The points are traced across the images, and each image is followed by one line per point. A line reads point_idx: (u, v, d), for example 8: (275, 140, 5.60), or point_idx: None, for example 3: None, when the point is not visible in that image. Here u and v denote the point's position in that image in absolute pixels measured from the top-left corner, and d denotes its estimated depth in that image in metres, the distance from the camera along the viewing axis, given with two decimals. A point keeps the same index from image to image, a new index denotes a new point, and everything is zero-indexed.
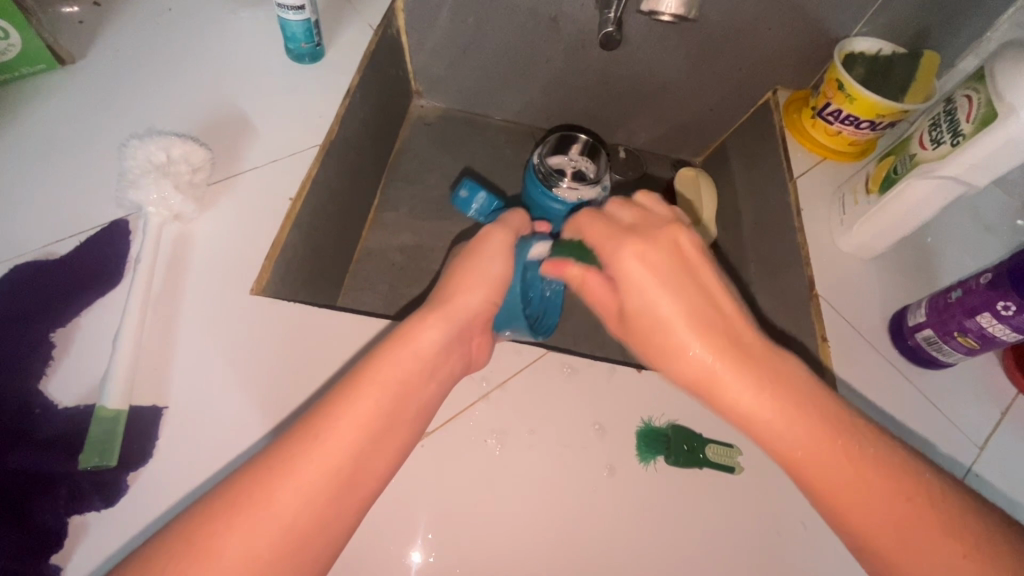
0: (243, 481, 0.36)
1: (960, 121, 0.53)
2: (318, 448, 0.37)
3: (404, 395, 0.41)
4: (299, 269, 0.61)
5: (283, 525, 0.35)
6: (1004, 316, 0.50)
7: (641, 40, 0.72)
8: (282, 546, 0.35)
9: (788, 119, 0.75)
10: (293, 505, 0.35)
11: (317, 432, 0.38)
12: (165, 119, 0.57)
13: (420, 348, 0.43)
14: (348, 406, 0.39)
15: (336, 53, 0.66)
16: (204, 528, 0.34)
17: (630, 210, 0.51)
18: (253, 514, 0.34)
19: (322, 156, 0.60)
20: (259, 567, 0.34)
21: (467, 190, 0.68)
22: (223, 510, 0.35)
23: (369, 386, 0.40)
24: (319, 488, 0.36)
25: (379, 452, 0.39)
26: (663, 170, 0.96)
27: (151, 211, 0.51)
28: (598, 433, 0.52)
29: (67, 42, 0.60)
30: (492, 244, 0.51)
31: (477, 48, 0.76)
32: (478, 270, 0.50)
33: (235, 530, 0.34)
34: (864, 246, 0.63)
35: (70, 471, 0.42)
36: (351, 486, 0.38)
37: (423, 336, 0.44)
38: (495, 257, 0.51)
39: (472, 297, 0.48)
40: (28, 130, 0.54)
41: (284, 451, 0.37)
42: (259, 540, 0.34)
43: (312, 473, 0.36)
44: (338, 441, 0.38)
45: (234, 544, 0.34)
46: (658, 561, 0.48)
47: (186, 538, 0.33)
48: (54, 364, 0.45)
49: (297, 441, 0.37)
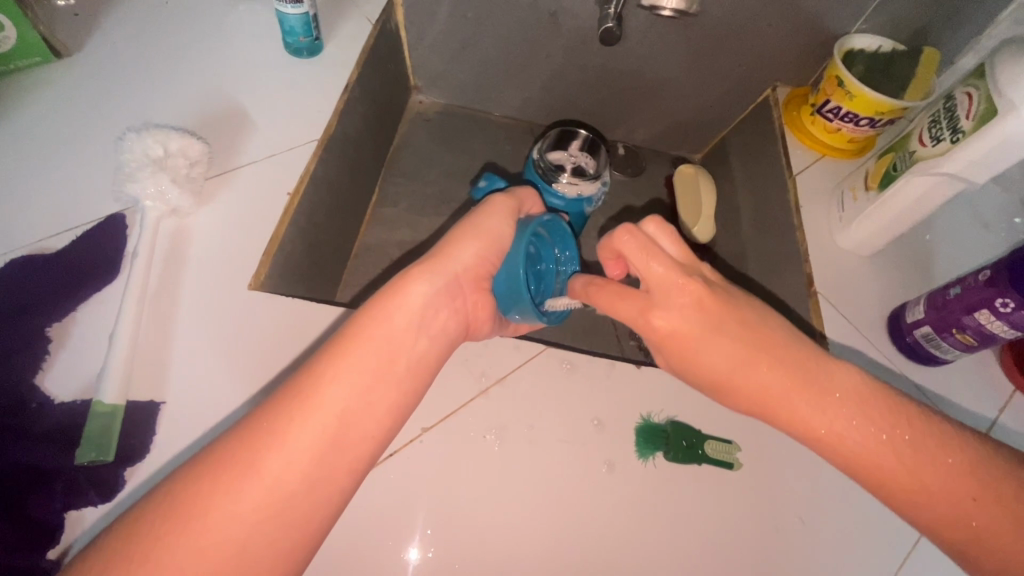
0: (234, 440, 0.35)
1: (961, 118, 0.53)
2: (306, 408, 0.37)
3: (393, 354, 0.40)
4: (297, 265, 0.61)
5: (272, 483, 0.35)
6: (1002, 313, 0.50)
7: (641, 36, 0.72)
8: (270, 502, 0.34)
9: (787, 116, 0.75)
10: (277, 464, 0.35)
11: (307, 390, 0.37)
12: (161, 112, 0.57)
13: (408, 304, 0.42)
14: (339, 363, 0.38)
15: (333, 48, 0.65)
16: (191, 492, 0.34)
17: (646, 256, 0.40)
18: (242, 473, 0.34)
19: (320, 150, 0.60)
20: (250, 529, 0.34)
21: (485, 181, 0.67)
22: (209, 477, 0.34)
23: (358, 345, 0.39)
24: (308, 445, 0.36)
25: (373, 410, 0.39)
26: (663, 166, 0.96)
27: (148, 205, 0.50)
28: (598, 429, 0.52)
29: (63, 35, 0.59)
30: (497, 200, 0.48)
31: (476, 43, 0.76)
32: (474, 226, 0.46)
33: (224, 495, 0.34)
34: (862, 244, 0.63)
35: (67, 467, 0.42)
36: (342, 448, 0.37)
37: (411, 290, 0.42)
38: (496, 213, 0.47)
39: (466, 253, 0.45)
40: (24, 123, 0.54)
41: (267, 414, 0.36)
42: (248, 499, 0.34)
43: (299, 434, 0.36)
44: (328, 398, 0.37)
45: (219, 505, 0.34)
46: (655, 556, 0.48)
47: (176, 512, 0.33)
48: (50, 359, 0.45)
49: (282, 405, 0.37)
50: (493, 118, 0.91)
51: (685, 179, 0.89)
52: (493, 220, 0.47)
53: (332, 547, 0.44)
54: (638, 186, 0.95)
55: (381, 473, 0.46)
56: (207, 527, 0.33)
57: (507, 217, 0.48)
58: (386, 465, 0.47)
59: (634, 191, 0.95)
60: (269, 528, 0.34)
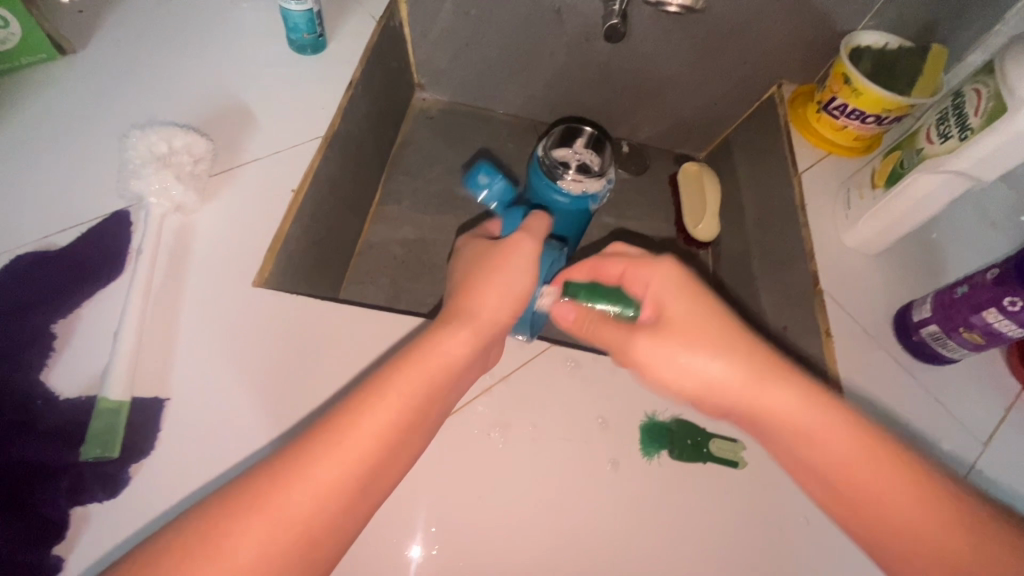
0: (260, 480, 0.36)
1: (969, 115, 0.52)
2: (338, 458, 0.37)
3: (423, 410, 0.41)
4: (300, 263, 0.61)
5: (299, 525, 0.35)
6: (1010, 311, 0.49)
7: (646, 33, 0.72)
8: (296, 547, 0.35)
9: (793, 114, 0.74)
10: (306, 507, 0.35)
11: (339, 434, 0.38)
12: (165, 110, 0.57)
13: (444, 362, 0.43)
14: (370, 410, 0.39)
15: (337, 45, 0.65)
16: (217, 528, 0.34)
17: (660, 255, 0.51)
18: (272, 515, 0.35)
19: (324, 148, 0.60)
20: (273, 568, 0.34)
21: (485, 176, 0.66)
22: (236, 511, 0.35)
23: (391, 396, 0.40)
24: (338, 492, 0.36)
25: (395, 457, 0.40)
26: (666, 164, 0.96)
27: (152, 202, 0.50)
28: (602, 427, 0.52)
29: (67, 32, 0.59)
30: (525, 251, 0.48)
31: (479, 41, 0.76)
32: (508, 284, 0.46)
33: (248, 536, 0.34)
34: (868, 242, 0.63)
35: (72, 463, 0.42)
36: (366, 491, 0.38)
37: (451, 351, 0.43)
38: (524, 267, 0.47)
39: (502, 313, 0.46)
40: (28, 120, 0.54)
41: (297, 457, 0.37)
42: (276, 538, 0.34)
43: (328, 480, 0.36)
44: (358, 443, 0.38)
45: (247, 547, 0.34)
46: (660, 556, 0.48)
47: (197, 541, 0.34)
48: (55, 356, 0.45)
49: (315, 449, 0.37)
50: (494, 116, 0.91)
51: (689, 178, 0.90)
52: (527, 278, 0.47)
53: None
54: (641, 185, 0.95)
55: None
56: (230, 569, 0.33)
57: (534, 271, 0.48)
58: None
59: (637, 189, 0.95)
60: (293, 572, 0.35)
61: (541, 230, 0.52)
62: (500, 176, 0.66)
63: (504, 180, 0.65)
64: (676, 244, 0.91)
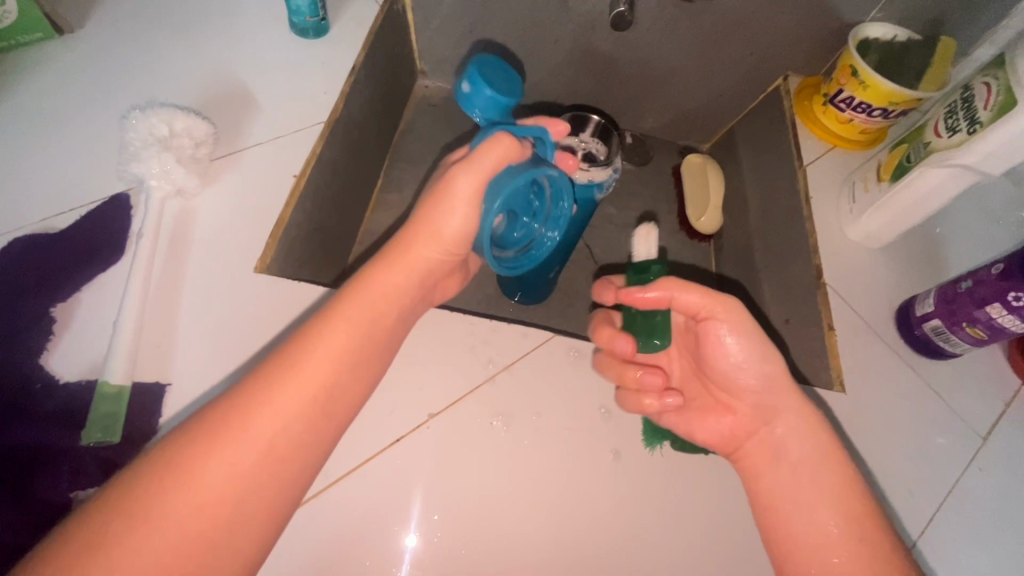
0: (219, 407, 0.37)
1: (979, 108, 0.52)
2: (288, 377, 0.39)
3: (371, 335, 0.43)
4: (301, 248, 0.60)
5: (264, 443, 0.37)
6: (1015, 307, 0.50)
7: (651, 21, 0.70)
8: (264, 465, 0.37)
9: (799, 106, 0.74)
10: (266, 431, 0.37)
11: (292, 359, 0.40)
12: (164, 91, 0.56)
13: (383, 291, 0.44)
14: (319, 332, 0.41)
15: (340, 29, 0.64)
16: (183, 453, 0.35)
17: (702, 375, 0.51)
18: (233, 437, 0.37)
19: (328, 133, 0.59)
20: (243, 485, 0.36)
21: (468, 83, 0.58)
22: (202, 436, 0.36)
23: (339, 323, 0.42)
24: (293, 417, 0.38)
25: (351, 375, 0.42)
26: (669, 155, 0.95)
27: (152, 185, 0.49)
28: (604, 417, 0.52)
29: (65, 11, 0.58)
30: (460, 195, 0.45)
31: (484, 27, 0.75)
32: (435, 224, 0.46)
33: (213, 458, 0.36)
34: (871, 236, 0.63)
35: (73, 446, 0.41)
36: (326, 413, 0.40)
37: (381, 281, 0.45)
38: (458, 212, 0.46)
39: (429, 249, 0.46)
40: (26, 100, 0.53)
41: (254, 382, 0.39)
42: (242, 456, 0.37)
43: (284, 405, 0.38)
44: (314, 365, 0.40)
45: (214, 469, 0.36)
46: (661, 546, 0.48)
47: (166, 469, 0.35)
48: (54, 339, 0.44)
49: (272, 371, 0.39)
50: None
51: (693, 168, 0.89)
52: (455, 222, 0.46)
53: (334, 532, 0.43)
54: (644, 176, 0.94)
55: (388, 457, 0.46)
56: (200, 489, 0.35)
57: (470, 218, 0.46)
58: (394, 449, 0.47)
59: (639, 180, 0.94)
60: (265, 485, 0.37)
61: (488, 164, 0.45)
62: (487, 85, 0.57)
63: (489, 90, 0.57)
64: (678, 235, 0.91)
